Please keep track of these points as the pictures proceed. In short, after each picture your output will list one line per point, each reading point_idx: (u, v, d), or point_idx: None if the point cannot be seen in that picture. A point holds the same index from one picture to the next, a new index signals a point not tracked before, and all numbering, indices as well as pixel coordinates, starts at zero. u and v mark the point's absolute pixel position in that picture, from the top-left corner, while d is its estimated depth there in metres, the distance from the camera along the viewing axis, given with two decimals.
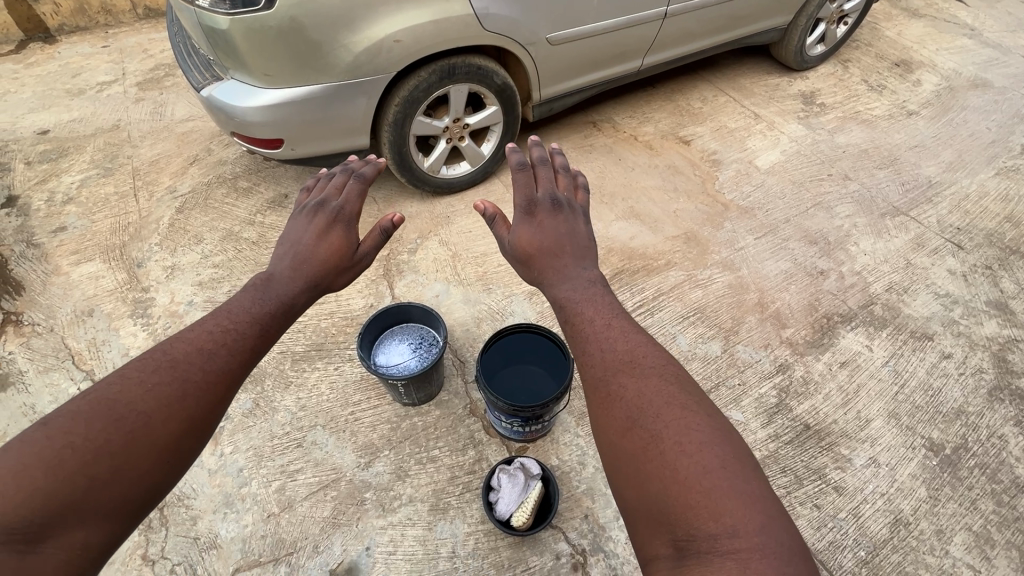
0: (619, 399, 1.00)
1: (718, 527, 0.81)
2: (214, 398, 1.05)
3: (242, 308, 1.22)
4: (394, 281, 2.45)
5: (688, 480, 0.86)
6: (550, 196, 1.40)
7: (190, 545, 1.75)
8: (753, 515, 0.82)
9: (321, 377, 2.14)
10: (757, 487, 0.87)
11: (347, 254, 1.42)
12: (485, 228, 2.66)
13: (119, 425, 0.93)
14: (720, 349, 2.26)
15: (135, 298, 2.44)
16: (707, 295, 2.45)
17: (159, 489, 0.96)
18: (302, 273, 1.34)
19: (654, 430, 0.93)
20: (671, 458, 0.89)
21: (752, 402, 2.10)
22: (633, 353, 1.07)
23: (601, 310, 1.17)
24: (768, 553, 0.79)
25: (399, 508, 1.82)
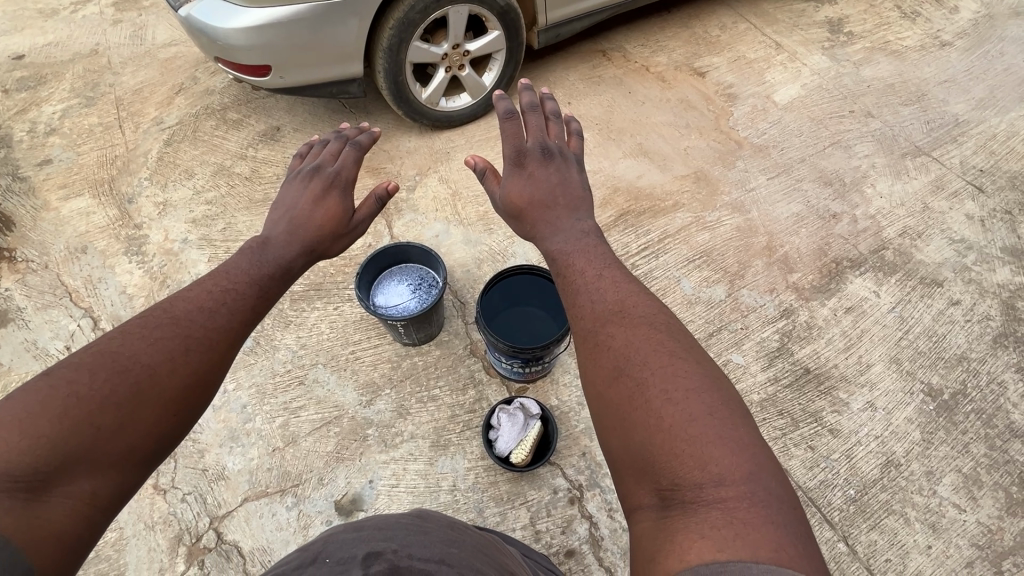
0: (606, 348, 0.97)
1: (704, 475, 0.78)
2: (217, 355, 1.03)
3: (240, 270, 1.20)
4: (393, 220, 2.38)
5: (675, 429, 0.83)
6: (539, 145, 1.34)
7: (198, 476, 1.81)
8: (741, 463, 0.79)
9: (321, 317, 2.13)
10: (747, 434, 0.84)
11: (343, 220, 1.37)
12: None
13: (123, 375, 0.91)
14: (724, 293, 2.22)
15: (128, 235, 2.38)
16: (715, 238, 2.38)
17: (166, 443, 0.94)
18: (297, 239, 1.30)
19: (641, 379, 0.91)
20: (657, 407, 0.86)
21: (753, 346, 2.09)
22: (622, 302, 1.04)
23: (593, 261, 1.15)
24: (756, 502, 0.76)
25: (401, 444, 1.86)
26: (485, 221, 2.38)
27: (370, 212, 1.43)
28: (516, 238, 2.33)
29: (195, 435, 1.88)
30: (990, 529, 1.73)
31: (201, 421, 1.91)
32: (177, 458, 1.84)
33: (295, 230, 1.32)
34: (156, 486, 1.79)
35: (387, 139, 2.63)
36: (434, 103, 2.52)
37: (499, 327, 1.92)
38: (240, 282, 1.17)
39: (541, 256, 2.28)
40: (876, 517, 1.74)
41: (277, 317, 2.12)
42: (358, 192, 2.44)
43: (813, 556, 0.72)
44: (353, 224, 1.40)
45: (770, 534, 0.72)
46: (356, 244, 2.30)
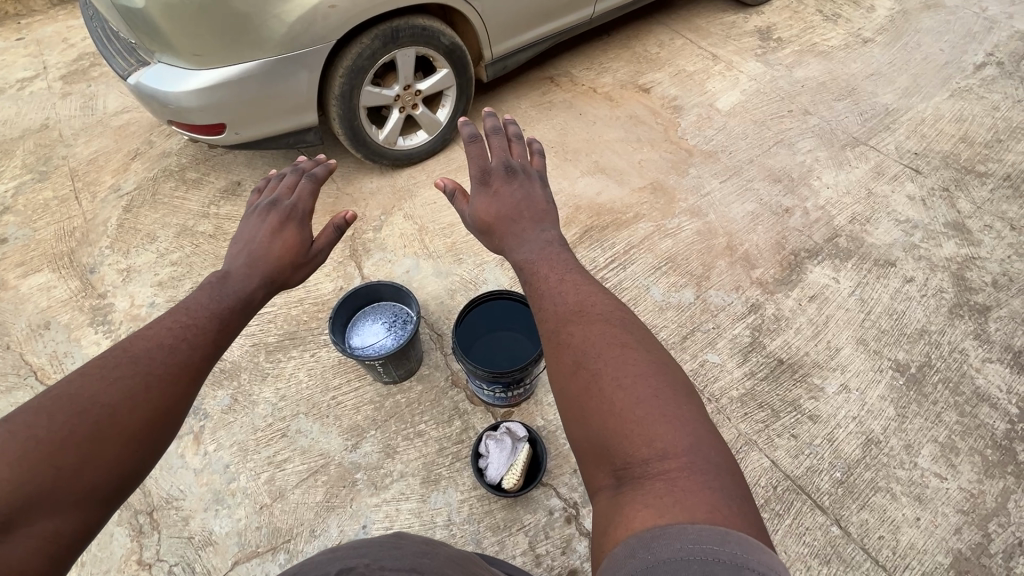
0: (565, 344, 1.00)
1: (650, 451, 0.81)
2: (180, 390, 1.02)
3: (201, 305, 1.19)
4: (362, 260, 2.40)
5: (625, 410, 0.86)
6: (504, 163, 1.39)
7: (185, 544, 1.75)
8: (684, 437, 0.82)
9: (298, 365, 2.11)
10: (691, 412, 0.86)
11: (302, 250, 1.39)
12: None
13: (83, 417, 0.90)
14: (693, 296, 2.29)
15: (93, 305, 2.34)
16: (678, 243, 2.46)
17: (130, 481, 0.93)
18: (258, 269, 1.31)
19: (595, 367, 0.94)
20: (609, 392, 0.89)
21: (727, 343, 2.15)
22: (581, 301, 1.08)
23: (554, 266, 1.19)
24: (700, 472, 0.78)
25: (391, 484, 1.84)
26: (454, 252, 2.41)
27: (328, 240, 1.45)
28: (485, 265, 2.37)
29: (177, 502, 1.82)
30: (972, 493, 1.78)
31: (183, 486, 1.86)
32: (161, 529, 1.78)
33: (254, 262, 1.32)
34: (140, 561, 1.72)
35: (349, 182, 2.67)
36: (392, 142, 2.57)
37: (477, 354, 1.93)
38: (200, 316, 1.16)
39: (512, 280, 2.32)
40: (864, 496, 1.78)
41: (253, 371, 2.10)
42: None
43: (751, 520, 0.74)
44: (312, 254, 1.42)
45: (710, 499, 0.74)
46: (327, 288, 2.30)
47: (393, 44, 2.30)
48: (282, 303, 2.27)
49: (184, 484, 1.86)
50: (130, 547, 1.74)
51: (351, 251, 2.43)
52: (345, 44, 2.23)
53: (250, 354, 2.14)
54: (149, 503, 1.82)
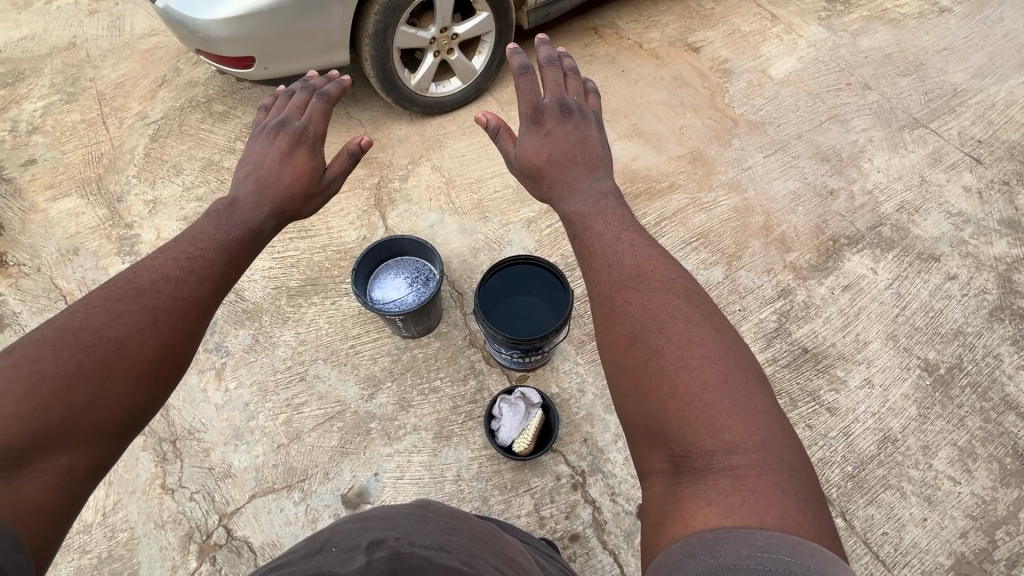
0: (622, 314, 0.99)
1: (716, 443, 0.79)
2: (187, 321, 1.03)
3: (207, 235, 1.20)
4: (387, 211, 2.36)
5: (689, 392, 0.84)
6: (558, 101, 1.31)
7: (205, 474, 1.82)
8: (754, 431, 0.80)
9: (319, 312, 2.12)
10: (763, 403, 0.83)
11: (310, 176, 1.35)
12: (480, 151, 2.51)
13: (91, 349, 0.90)
14: (722, 275, 2.22)
15: (120, 235, 2.35)
16: (712, 219, 2.37)
17: (142, 413, 0.94)
18: (266, 200, 1.30)
19: (656, 343, 0.92)
20: (671, 371, 0.88)
21: (751, 327, 2.10)
22: (640, 266, 1.05)
23: (610, 223, 1.15)
24: (766, 468, 0.76)
25: (404, 436, 1.88)
26: (480, 210, 2.35)
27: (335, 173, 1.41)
28: (511, 225, 2.31)
29: (199, 434, 1.90)
30: (984, 499, 1.76)
31: (205, 419, 1.92)
32: (184, 457, 1.86)
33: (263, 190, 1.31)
34: (164, 485, 1.81)
35: (377, 128, 2.59)
36: (425, 89, 2.46)
37: (499, 316, 1.92)
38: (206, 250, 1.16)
39: (537, 244, 2.27)
40: (873, 492, 1.77)
41: (275, 314, 2.12)
42: (351, 184, 2.41)
43: (824, 526, 0.72)
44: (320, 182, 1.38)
45: (777, 502, 0.73)
46: (350, 237, 2.28)
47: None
48: (305, 249, 2.26)
49: (206, 417, 1.93)
50: (154, 472, 1.83)
51: (377, 200, 2.38)
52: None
53: (272, 297, 2.16)
54: (173, 432, 1.90)
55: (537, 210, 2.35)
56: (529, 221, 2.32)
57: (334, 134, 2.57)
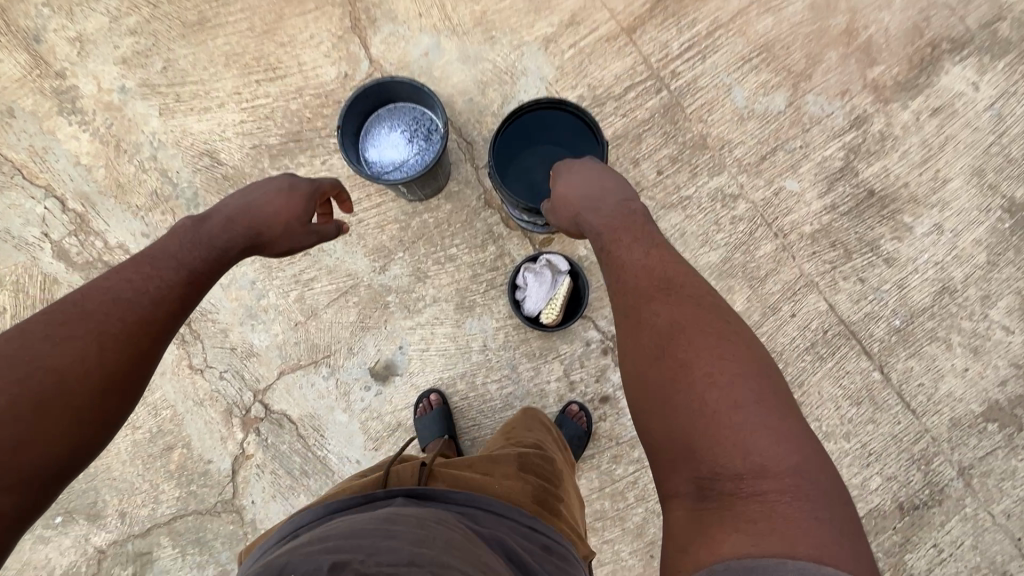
0: (650, 324, 0.95)
1: (745, 465, 0.79)
2: (139, 349, 0.92)
3: (170, 252, 1.07)
4: (368, 37, 1.88)
5: (721, 412, 0.82)
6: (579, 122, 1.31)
7: (229, 354, 1.79)
8: (785, 453, 0.80)
9: (309, 174, 1.87)
10: (795, 425, 0.83)
11: (297, 231, 1.24)
12: None
13: (25, 386, 0.79)
14: (785, 103, 1.82)
15: (54, 88, 1.95)
16: (781, 23, 1.85)
17: (79, 458, 0.84)
18: (244, 217, 1.17)
19: (687, 355, 0.89)
20: (700, 390, 0.85)
21: (813, 168, 1.79)
22: (668, 275, 1.01)
23: (636, 226, 1.11)
24: (795, 493, 0.76)
25: (425, 308, 1.78)
26: (485, 28, 1.86)
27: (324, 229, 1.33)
28: (525, 49, 1.85)
29: (212, 315, 1.81)
30: None
31: (214, 300, 1.82)
32: (203, 339, 1.81)
33: (248, 208, 1.19)
34: (192, 365, 1.80)
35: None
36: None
37: (517, 171, 1.64)
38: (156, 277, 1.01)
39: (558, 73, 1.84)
40: (917, 345, 1.70)
41: (260, 179, 1.88)
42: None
43: (856, 549, 0.72)
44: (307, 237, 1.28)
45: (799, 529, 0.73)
46: (329, 77, 1.87)
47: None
48: (277, 94, 1.91)
49: (214, 298, 1.82)
50: (178, 354, 1.80)
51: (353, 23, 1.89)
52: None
53: (254, 159, 1.88)
54: None
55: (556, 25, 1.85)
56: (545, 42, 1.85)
57: None
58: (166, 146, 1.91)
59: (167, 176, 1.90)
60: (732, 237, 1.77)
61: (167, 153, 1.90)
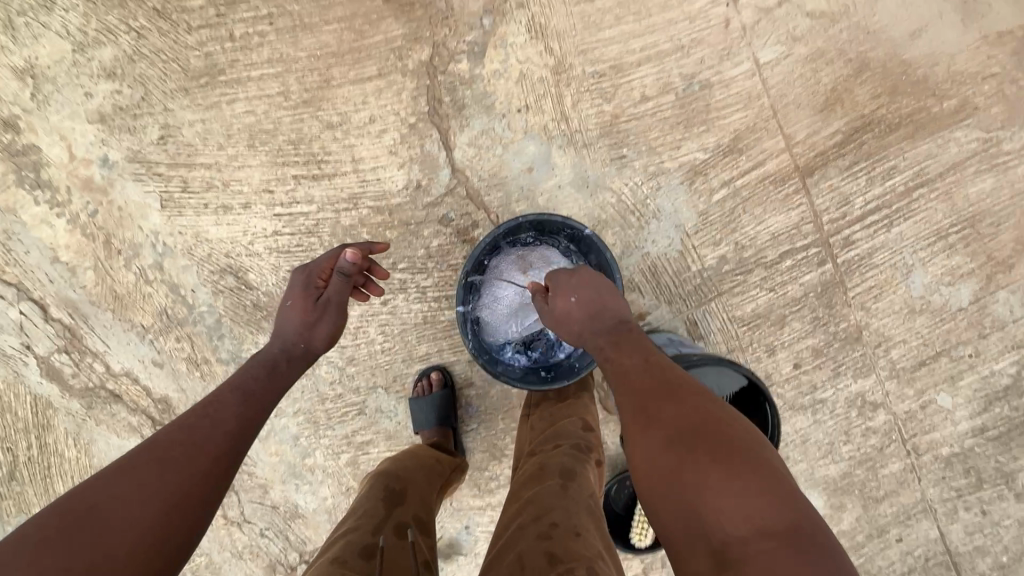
0: (655, 420, 0.88)
1: (726, 503, 0.73)
2: (215, 470, 0.86)
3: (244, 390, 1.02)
4: (452, 138, 1.39)
5: (678, 466, 0.80)
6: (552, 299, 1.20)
7: (270, 512, 1.58)
8: (734, 469, 0.76)
9: (365, 316, 1.47)
10: (751, 472, 0.75)
11: (317, 317, 1.17)
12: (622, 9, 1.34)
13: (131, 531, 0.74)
14: (970, 297, 1.48)
15: (14, 151, 1.42)
16: (1000, 189, 1.43)
17: None
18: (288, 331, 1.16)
19: (660, 404, 0.90)
20: (706, 480, 0.76)
21: (973, 383, 1.52)
22: (666, 380, 0.96)
23: (624, 361, 1.03)
24: (812, 551, 0.66)
25: (497, 490, 1.56)
26: (613, 147, 1.40)
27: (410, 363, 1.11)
28: (660, 184, 1.41)
29: (248, 469, 1.56)
30: None
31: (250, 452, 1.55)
32: (238, 492, 1.57)
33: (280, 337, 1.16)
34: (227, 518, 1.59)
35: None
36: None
37: None
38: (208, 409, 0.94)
39: (701, 221, 1.43)
40: None
41: None
42: (391, 79, 1.37)
43: (783, 496, 0.73)
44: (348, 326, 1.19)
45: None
46: (398, 190, 1.40)
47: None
48: (323, 202, 1.42)
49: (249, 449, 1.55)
50: None
51: (436, 113, 1.38)
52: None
53: None
54: None
55: (713, 151, 1.40)
56: (691, 175, 1.41)
57: None
58: (175, 252, 1.45)
59: (179, 293, 1.47)
60: (860, 450, 1.55)
61: (177, 263, 1.45)
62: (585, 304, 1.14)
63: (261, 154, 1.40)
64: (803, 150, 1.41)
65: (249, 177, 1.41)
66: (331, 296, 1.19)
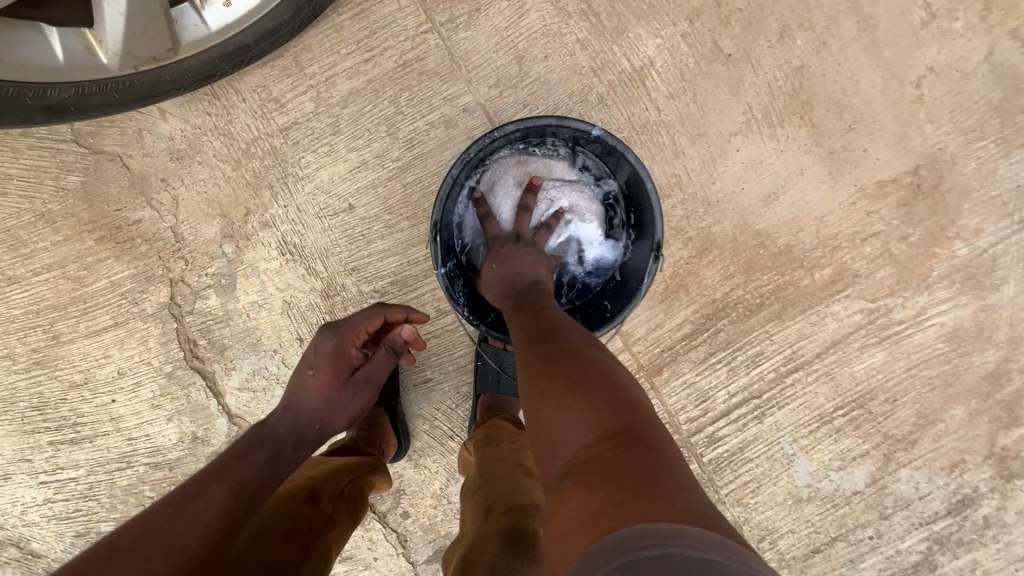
0: (531, 363, 0.67)
1: (578, 422, 0.55)
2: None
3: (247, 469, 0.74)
4: (219, 383, 1.15)
5: (538, 401, 0.61)
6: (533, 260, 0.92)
7: None
8: (602, 385, 0.59)
9: None
10: (616, 388, 0.59)
11: (342, 396, 0.89)
12: (394, 214, 1.06)
13: None
14: (869, 481, 1.23)
15: None
16: (894, 363, 1.17)
17: None
18: (291, 411, 0.86)
19: (536, 344, 0.70)
20: (564, 403, 0.58)
21: (879, 562, 1.25)
22: (548, 316, 0.76)
23: (517, 300, 0.82)
24: (663, 464, 0.50)
25: None
26: (415, 368, 1.16)
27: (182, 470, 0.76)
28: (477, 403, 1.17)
29: None
30: None
31: None
32: None
33: (292, 400, 0.88)
34: None
35: (128, 139, 1.03)
36: (166, 53, 0.81)
37: None
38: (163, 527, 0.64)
39: None
40: None
41: None
42: (130, 326, 1.12)
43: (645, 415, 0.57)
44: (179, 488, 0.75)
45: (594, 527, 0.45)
46: (169, 445, 1.18)
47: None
48: (90, 465, 1.21)
49: None
50: None
51: (192, 357, 1.14)
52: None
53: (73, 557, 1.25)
54: None
55: None
56: None
57: (25, 177, 1.05)
58: None
59: None
60: None
61: None
62: (531, 262, 0.90)
63: (4, 424, 1.18)
64: (645, 347, 1.15)
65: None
66: (371, 373, 0.92)
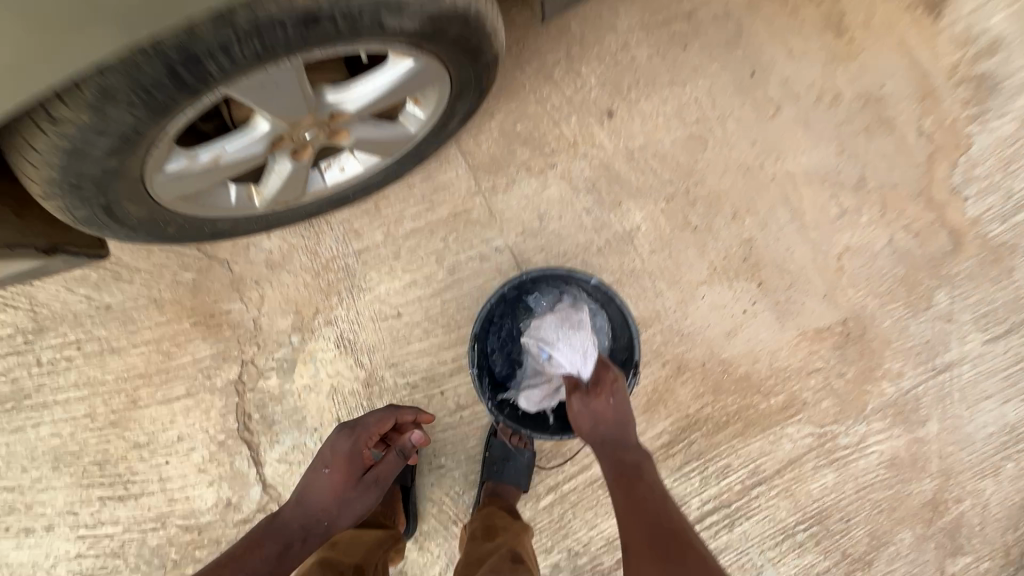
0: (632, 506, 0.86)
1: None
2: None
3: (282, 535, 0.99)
4: (262, 453, 1.34)
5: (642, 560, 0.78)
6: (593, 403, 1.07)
7: None
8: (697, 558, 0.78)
9: None
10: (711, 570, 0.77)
11: (354, 493, 1.06)
12: (432, 323, 1.34)
13: None
14: None
15: None
16: (844, 484, 1.35)
17: None
18: (303, 501, 1.03)
19: (638, 498, 0.88)
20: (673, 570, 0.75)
21: None
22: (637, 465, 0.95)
23: (612, 443, 0.99)
24: None
25: None
26: (432, 454, 1.35)
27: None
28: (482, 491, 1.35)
29: None
30: None
31: None
32: None
33: (303, 491, 1.05)
34: None
35: (235, 250, 1.34)
36: (295, 197, 1.11)
37: None
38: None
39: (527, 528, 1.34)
40: None
41: None
42: (200, 397, 1.34)
43: None
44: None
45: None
46: (206, 508, 1.34)
47: (280, 44, 0.75)
48: (129, 522, 1.35)
49: None
50: None
51: (245, 429, 1.34)
52: (101, 60, 0.66)
53: None
54: None
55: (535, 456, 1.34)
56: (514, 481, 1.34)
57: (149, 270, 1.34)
58: None
59: None
60: None
61: None
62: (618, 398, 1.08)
63: (65, 476, 1.35)
64: None
65: (52, 500, 1.35)
66: (379, 474, 1.10)
